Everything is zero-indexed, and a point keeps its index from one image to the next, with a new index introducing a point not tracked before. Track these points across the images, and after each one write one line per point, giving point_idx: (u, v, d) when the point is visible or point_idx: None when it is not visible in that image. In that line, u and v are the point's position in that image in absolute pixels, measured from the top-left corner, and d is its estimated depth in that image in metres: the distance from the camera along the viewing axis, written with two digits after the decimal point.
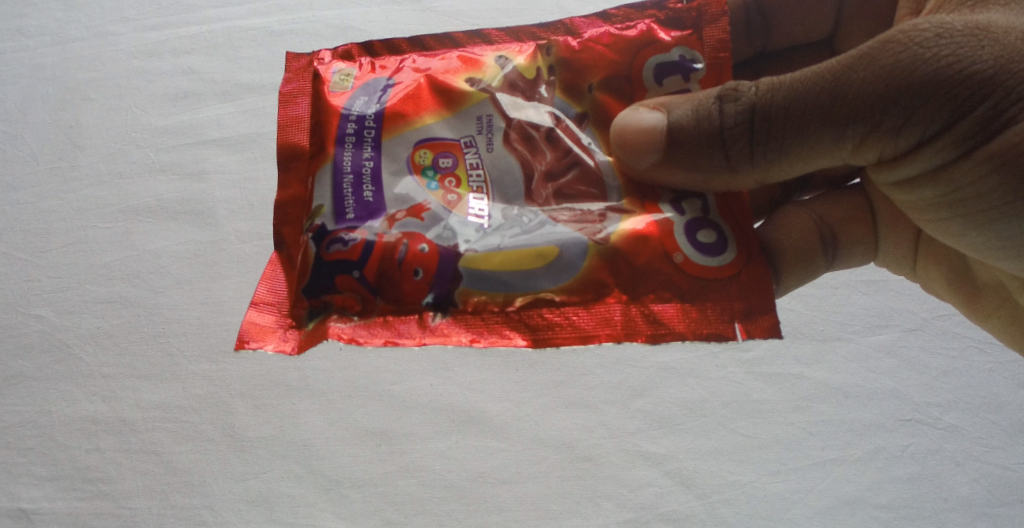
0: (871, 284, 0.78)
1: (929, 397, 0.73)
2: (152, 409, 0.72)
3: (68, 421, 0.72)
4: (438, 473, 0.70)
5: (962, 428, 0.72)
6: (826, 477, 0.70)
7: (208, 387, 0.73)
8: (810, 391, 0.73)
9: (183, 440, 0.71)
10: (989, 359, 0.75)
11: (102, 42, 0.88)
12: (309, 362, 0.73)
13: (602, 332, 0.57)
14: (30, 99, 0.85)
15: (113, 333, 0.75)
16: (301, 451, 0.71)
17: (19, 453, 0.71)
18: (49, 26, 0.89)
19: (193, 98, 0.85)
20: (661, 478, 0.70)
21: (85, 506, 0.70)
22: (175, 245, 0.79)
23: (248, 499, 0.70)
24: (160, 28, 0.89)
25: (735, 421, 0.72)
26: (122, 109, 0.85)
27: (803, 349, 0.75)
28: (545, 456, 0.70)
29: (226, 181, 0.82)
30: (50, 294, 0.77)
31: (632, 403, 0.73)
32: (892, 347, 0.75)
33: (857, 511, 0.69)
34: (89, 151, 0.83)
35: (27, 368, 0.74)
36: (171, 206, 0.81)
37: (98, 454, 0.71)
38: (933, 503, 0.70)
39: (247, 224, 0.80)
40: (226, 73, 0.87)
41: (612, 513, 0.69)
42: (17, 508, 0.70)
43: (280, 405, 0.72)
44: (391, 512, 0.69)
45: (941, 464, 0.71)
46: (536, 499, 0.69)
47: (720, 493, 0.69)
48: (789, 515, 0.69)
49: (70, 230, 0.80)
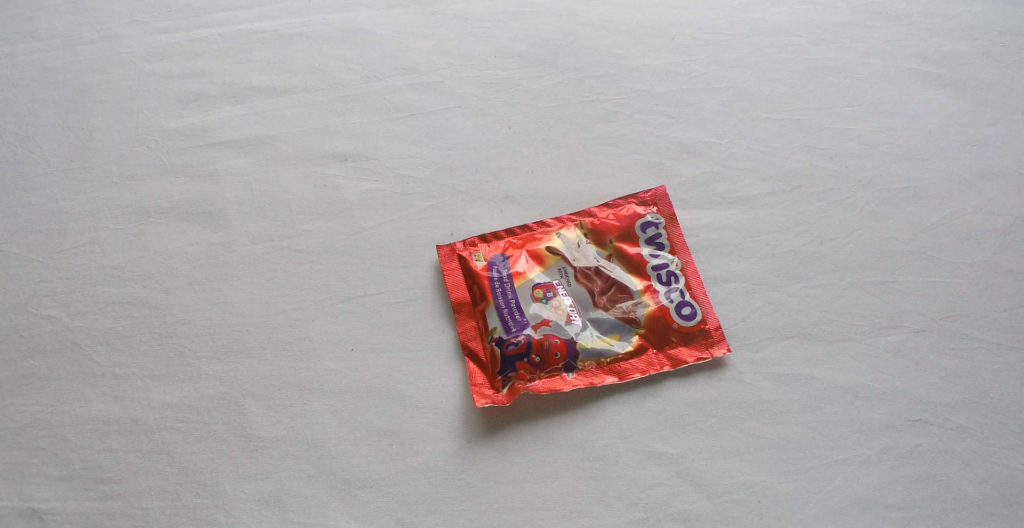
0: (880, 285, 0.78)
1: (939, 397, 0.73)
2: (164, 410, 0.73)
3: (80, 422, 0.72)
4: (450, 473, 0.70)
5: (972, 428, 0.72)
6: (837, 477, 0.70)
7: (220, 387, 0.73)
8: (819, 392, 0.73)
9: (195, 440, 0.72)
10: (997, 359, 0.75)
11: (112, 45, 0.89)
12: (322, 362, 0.74)
13: (656, 365, 0.74)
14: (43, 102, 0.86)
15: (125, 334, 0.76)
16: (313, 451, 0.71)
17: (30, 453, 0.71)
18: (60, 29, 0.90)
19: (204, 100, 0.87)
20: (672, 478, 0.70)
21: (97, 506, 0.70)
22: (187, 246, 0.80)
23: (260, 499, 0.69)
24: (170, 31, 0.90)
25: (745, 421, 0.72)
26: (134, 111, 0.86)
27: (812, 349, 0.75)
28: (557, 455, 0.71)
29: (238, 183, 0.83)
30: (61, 295, 0.77)
31: (643, 403, 0.73)
32: (900, 348, 0.75)
33: (867, 512, 0.69)
34: (100, 154, 0.84)
35: (39, 369, 0.74)
36: (183, 207, 0.82)
37: (110, 455, 0.71)
38: (943, 503, 0.70)
39: (258, 225, 0.81)
40: (236, 76, 0.88)
41: (624, 513, 0.69)
42: (28, 509, 0.70)
43: (292, 405, 0.73)
44: (404, 512, 0.69)
45: (951, 464, 0.71)
46: (547, 500, 0.69)
47: (731, 493, 0.70)
48: (800, 515, 0.69)
49: (82, 232, 0.80)
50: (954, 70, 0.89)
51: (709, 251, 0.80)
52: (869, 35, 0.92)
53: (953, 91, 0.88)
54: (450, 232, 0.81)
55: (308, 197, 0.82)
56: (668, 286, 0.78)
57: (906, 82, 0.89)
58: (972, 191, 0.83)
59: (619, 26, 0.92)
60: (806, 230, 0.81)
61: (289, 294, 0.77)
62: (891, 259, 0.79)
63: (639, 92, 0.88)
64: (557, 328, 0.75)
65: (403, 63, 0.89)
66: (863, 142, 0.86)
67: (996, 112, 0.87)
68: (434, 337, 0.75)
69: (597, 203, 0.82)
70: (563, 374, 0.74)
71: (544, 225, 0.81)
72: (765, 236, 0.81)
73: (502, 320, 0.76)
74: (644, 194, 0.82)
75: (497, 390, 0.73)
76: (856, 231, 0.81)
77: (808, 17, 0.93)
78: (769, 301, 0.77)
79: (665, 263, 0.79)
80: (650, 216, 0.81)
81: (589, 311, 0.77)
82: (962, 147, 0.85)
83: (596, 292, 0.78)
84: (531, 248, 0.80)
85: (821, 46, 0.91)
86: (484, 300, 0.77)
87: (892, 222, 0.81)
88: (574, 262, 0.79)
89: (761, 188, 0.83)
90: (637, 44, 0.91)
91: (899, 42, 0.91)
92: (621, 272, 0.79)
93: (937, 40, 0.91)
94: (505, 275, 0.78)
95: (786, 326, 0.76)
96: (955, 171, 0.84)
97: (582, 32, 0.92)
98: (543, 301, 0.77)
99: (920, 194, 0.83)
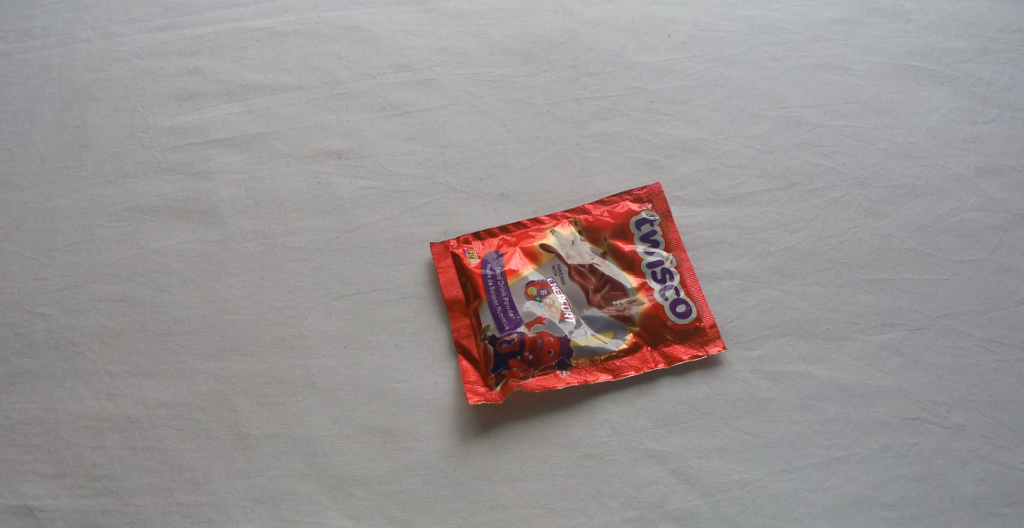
0: (877, 282, 0.78)
1: (936, 395, 0.73)
2: (157, 407, 0.73)
3: (73, 419, 0.72)
4: (443, 471, 0.70)
5: (969, 427, 0.72)
6: (832, 476, 0.70)
7: (213, 384, 0.73)
8: (815, 390, 0.73)
9: (189, 438, 0.71)
10: (995, 358, 0.75)
11: (108, 43, 0.90)
12: (315, 360, 0.74)
13: (650, 363, 0.74)
14: (38, 100, 0.86)
15: (118, 332, 0.76)
16: (306, 449, 0.71)
17: (23, 450, 0.71)
18: (55, 27, 0.90)
19: (199, 98, 0.87)
20: (666, 476, 0.70)
21: (90, 504, 0.69)
22: (182, 244, 0.80)
23: (253, 497, 0.69)
24: (165, 28, 0.90)
25: (740, 419, 0.72)
26: (129, 109, 0.86)
27: (808, 347, 0.75)
28: (551, 453, 0.70)
29: (232, 181, 0.82)
30: (56, 293, 0.77)
31: (637, 402, 0.72)
32: (897, 346, 0.75)
33: (863, 511, 0.69)
34: (95, 151, 0.84)
35: (32, 366, 0.74)
36: (177, 205, 0.81)
37: (103, 452, 0.71)
38: (940, 502, 0.69)
39: (252, 223, 0.80)
40: (232, 73, 0.88)
41: (618, 512, 0.68)
42: (21, 506, 0.69)
43: (285, 403, 0.72)
44: (397, 510, 0.68)
45: (948, 463, 0.71)
46: (540, 498, 0.69)
47: (726, 491, 0.69)
48: (794, 513, 0.69)
49: (76, 230, 0.80)
50: (952, 67, 0.89)
51: (705, 249, 0.80)
52: (866, 32, 0.91)
53: (951, 88, 0.88)
54: (444, 230, 0.80)
55: (302, 195, 0.82)
56: (662, 283, 0.77)
57: (904, 79, 0.88)
58: (970, 188, 0.82)
59: (615, 23, 0.92)
60: (802, 227, 0.80)
61: (282, 292, 0.77)
62: (888, 256, 0.79)
63: (634, 89, 0.88)
64: (551, 326, 0.75)
65: (398, 60, 0.89)
66: (860, 139, 0.85)
67: (994, 109, 0.86)
68: (428, 334, 0.75)
69: (592, 201, 0.82)
70: (557, 373, 0.73)
71: (539, 222, 0.81)
72: (760, 234, 0.80)
73: (495, 317, 0.75)
74: (639, 191, 0.82)
75: (490, 387, 0.73)
76: (852, 229, 0.80)
77: (806, 13, 0.92)
78: (765, 299, 0.77)
79: (659, 260, 0.78)
80: (645, 213, 0.81)
81: (583, 308, 0.77)
82: (960, 144, 0.85)
83: (590, 290, 0.77)
84: (525, 245, 0.79)
85: (818, 43, 0.91)
86: (477, 298, 0.76)
87: (889, 220, 0.81)
88: (568, 260, 0.79)
89: (757, 186, 0.83)
90: (633, 41, 0.91)
91: (897, 39, 0.91)
92: (615, 269, 0.78)
93: (935, 36, 0.91)
94: (499, 272, 0.77)
95: (782, 324, 0.76)
96: (952, 169, 0.83)
97: (579, 29, 0.91)
98: (537, 299, 0.76)
99: (917, 191, 0.82)
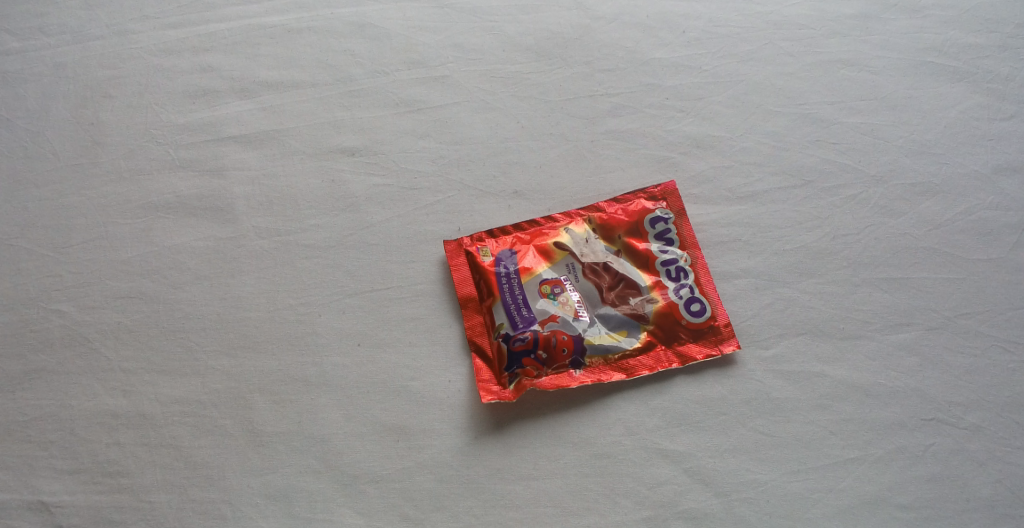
0: (893, 281, 0.77)
1: (952, 396, 0.72)
2: (171, 404, 0.73)
3: (88, 416, 0.73)
4: (455, 469, 0.70)
5: (985, 428, 0.71)
6: (848, 477, 0.69)
7: (227, 381, 0.73)
8: (831, 390, 0.72)
9: (202, 435, 0.72)
10: (1012, 358, 0.74)
11: (122, 39, 0.90)
12: (328, 357, 0.74)
13: (664, 362, 0.74)
14: (52, 97, 0.87)
15: (133, 329, 0.76)
16: (319, 447, 0.71)
17: (40, 446, 0.72)
18: (69, 25, 0.91)
19: (213, 96, 0.87)
20: (679, 476, 0.69)
21: (105, 500, 0.70)
22: (196, 241, 0.80)
23: (266, 494, 0.69)
24: (179, 26, 0.91)
25: (754, 419, 0.71)
26: (143, 107, 0.86)
27: (823, 347, 0.74)
28: (564, 452, 0.70)
29: (246, 179, 0.83)
30: (71, 290, 0.77)
31: (650, 401, 0.72)
32: (913, 345, 0.74)
33: (878, 511, 0.68)
34: (109, 149, 0.84)
35: (46, 363, 0.75)
36: (191, 203, 0.82)
37: (117, 449, 0.71)
38: (955, 503, 0.69)
39: (267, 220, 0.80)
40: (244, 70, 0.88)
41: (631, 511, 0.68)
42: (36, 502, 0.70)
43: (299, 400, 0.72)
44: (410, 508, 0.68)
45: (964, 465, 0.70)
46: (552, 497, 0.68)
47: (739, 492, 0.69)
48: (809, 514, 0.68)
49: (92, 227, 0.80)
50: (970, 64, 0.88)
51: (720, 247, 0.79)
52: (883, 28, 0.90)
53: (969, 85, 0.87)
54: (458, 227, 0.80)
55: (315, 192, 0.82)
56: (677, 282, 0.77)
57: (921, 75, 0.87)
58: (988, 186, 0.81)
59: (630, 19, 0.91)
60: (818, 226, 0.80)
61: (296, 289, 0.77)
62: (905, 255, 0.78)
63: (649, 86, 0.87)
64: (564, 325, 0.75)
65: (411, 56, 0.89)
66: (876, 136, 0.84)
67: (1013, 106, 0.85)
68: (441, 332, 0.75)
69: (606, 198, 0.82)
70: (570, 371, 0.73)
71: (552, 219, 0.80)
72: (776, 232, 0.80)
73: (509, 315, 0.75)
74: (654, 189, 0.81)
75: (503, 385, 0.73)
76: (869, 227, 0.80)
77: (822, 9, 0.91)
78: (780, 298, 0.76)
79: (674, 258, 0.78)
80: (659, 211, 0.80)
81: (597, 307, 0.76)
82: (978, 142, 0.84)
83: (604, 288, 0.77)
84: (538, 243, 0.79)
85: (834, 40, 0.90)
86: (490, 296, 0.76)
87: (906, 218, 0.80)
88: (582, 258, 0.78)
89: (771, 183, 0.82)
90: (648, 37, 0.90)
91: (915, 35, 0.90)
92: (629, 267, 0.78)
93: (954, 32, 0.90)
94: (513, 271, 0.77)
95: (797, 324, 0.75)
96: (971, 167, 0.82)
97: (592, 25, 0.91)
98: (551, 297, 0.76)
99: (934, 189, 0.82)
